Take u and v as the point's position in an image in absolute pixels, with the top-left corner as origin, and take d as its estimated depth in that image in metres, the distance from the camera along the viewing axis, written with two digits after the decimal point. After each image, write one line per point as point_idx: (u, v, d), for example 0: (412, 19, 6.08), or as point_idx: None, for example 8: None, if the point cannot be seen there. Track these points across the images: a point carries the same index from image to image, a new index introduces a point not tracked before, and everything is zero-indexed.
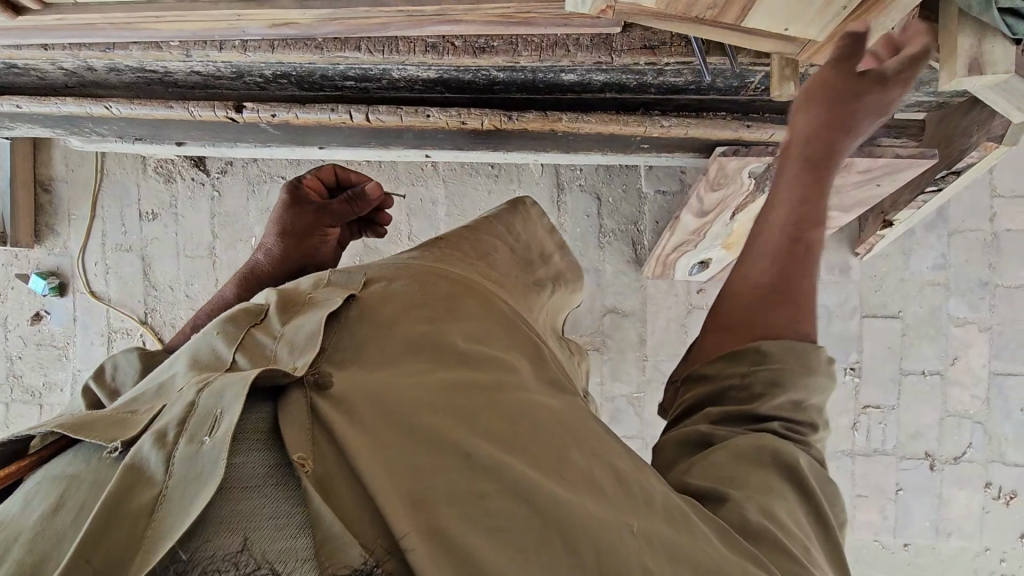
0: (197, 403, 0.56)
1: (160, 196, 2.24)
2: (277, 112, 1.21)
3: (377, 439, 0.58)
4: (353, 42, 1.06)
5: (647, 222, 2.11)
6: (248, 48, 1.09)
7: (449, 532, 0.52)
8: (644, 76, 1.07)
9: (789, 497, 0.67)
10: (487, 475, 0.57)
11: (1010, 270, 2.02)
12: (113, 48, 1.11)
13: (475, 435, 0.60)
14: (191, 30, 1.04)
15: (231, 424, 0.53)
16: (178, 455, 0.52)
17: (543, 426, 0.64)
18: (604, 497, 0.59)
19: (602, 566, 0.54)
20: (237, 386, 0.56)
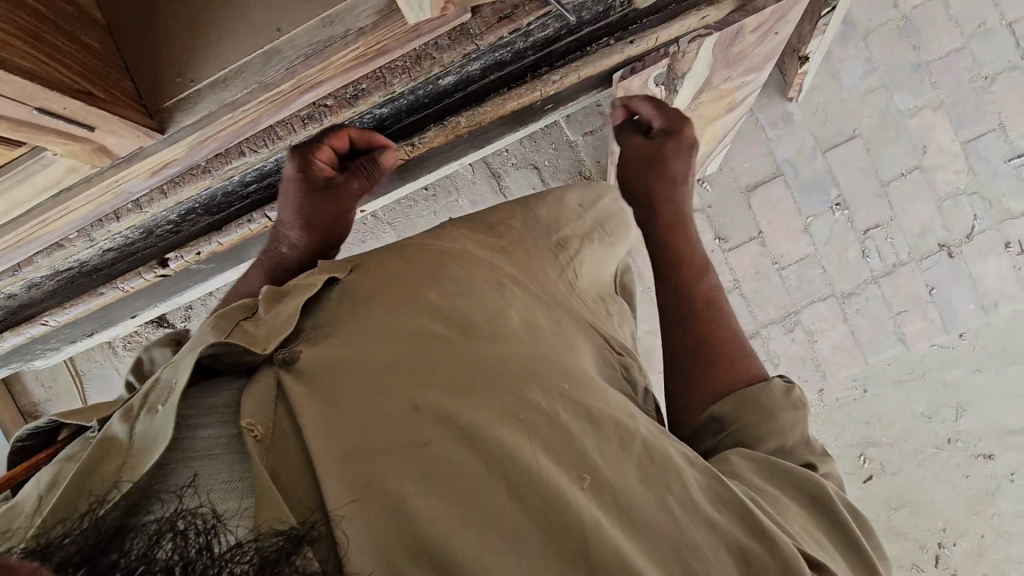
0: (158, 380, 0.68)
1: None
2: (201, 247, 1.20)
3: (356, 395, 0.66)
4: (234, 149, 1.05)
5: (590, 166, 2.09)
6: (142, 204, 1.08)
7: (381, 478, 0.60)
8: (514, 43, 1.07)
9: (790, 488, 0.73)
10: (447, 431, 0.64)
11: (934, 42, 2.01)
12: (20, 268, 1.10)
13: (443, 395, 0.68)
14: (84, 216, 1.03)
15: (178, 393, 0.63)
16: (137, 426, 0.63)
17: (499, 367, 0.72)
18: (544, 429, 0.67)
19: (520, 485, 0.62)
20: (183, 365, 0.67)
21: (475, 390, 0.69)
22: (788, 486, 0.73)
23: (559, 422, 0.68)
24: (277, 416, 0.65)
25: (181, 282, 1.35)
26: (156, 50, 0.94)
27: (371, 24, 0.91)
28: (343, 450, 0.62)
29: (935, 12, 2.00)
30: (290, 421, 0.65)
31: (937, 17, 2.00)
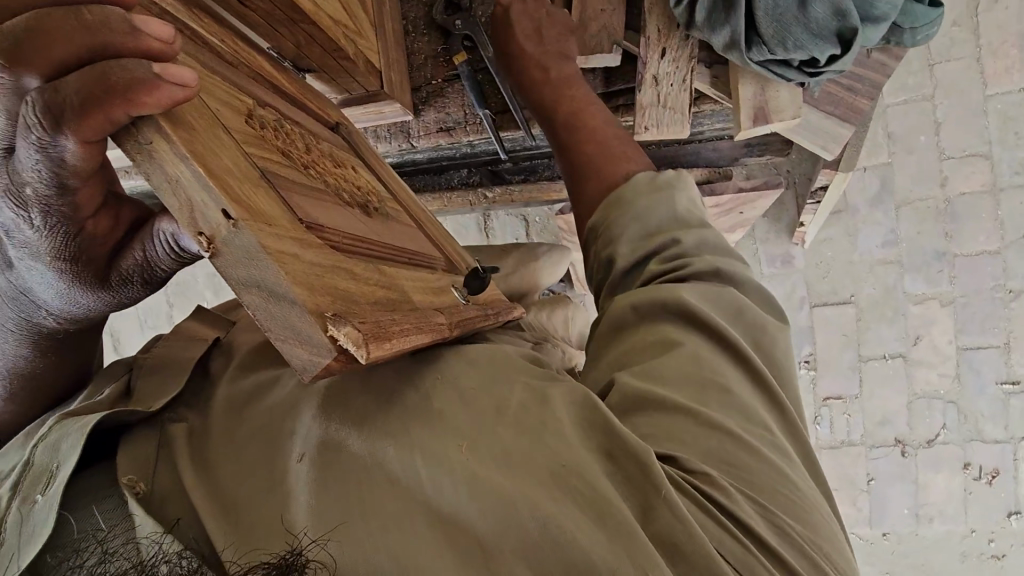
0: (30, 458, 0.54)
1: None
2: None
3: (234, 443, 0.55)
4: None
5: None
6: None
7: (306, 515, 0.49)
8: (459, 149, 1.08)
9: (679, 357, 0.58)
10: (340, 440, 0.53)
11: (969, 236, 1.87)
12: None
13: (314, 403, 0.56)
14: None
15: (61, 481, 0.51)
16: (11, 519, 0.50)
17: (377, 377, 0.57)
18: (470, 441, 0.53)
19: (483, 498, 0.49)
20: (75, 436, 0.53)
21: (354, 399, 0.56)
22: (681, 352, 0.58)
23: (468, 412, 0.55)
24: (159, 473, 0.54)
25: None
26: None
27: None
28: (243, 499, 0.51)
29: (981, 205, 1.86)
30: (175, 475, 0.53)
31: (982, 212, 1.86)
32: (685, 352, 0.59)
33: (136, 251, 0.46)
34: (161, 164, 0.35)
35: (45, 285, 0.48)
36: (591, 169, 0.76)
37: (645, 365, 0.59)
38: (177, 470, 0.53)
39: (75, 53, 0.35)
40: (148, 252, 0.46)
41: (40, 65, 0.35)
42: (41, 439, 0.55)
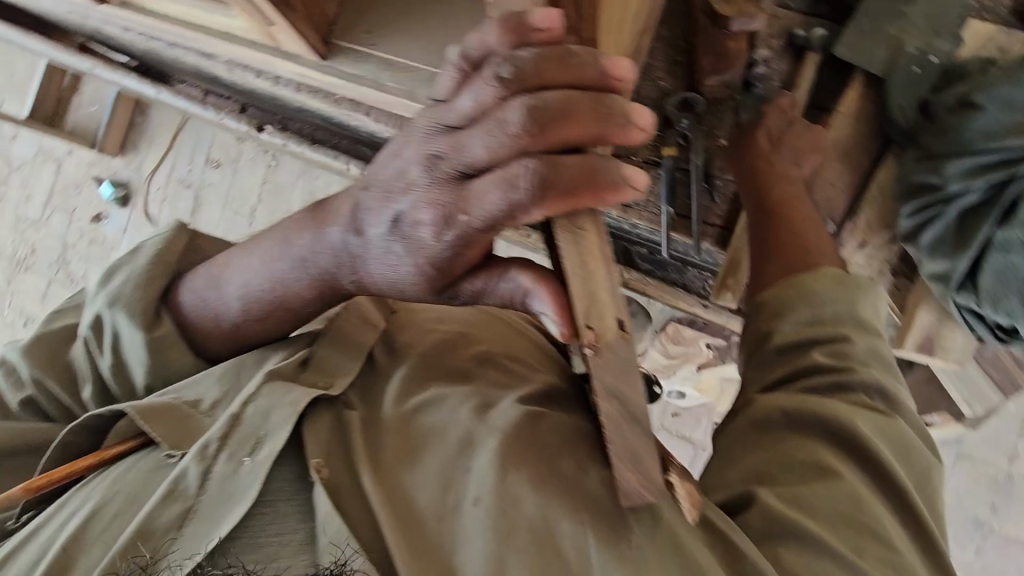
0: (240, 418, 0.77)
1: (229, 149, 2.52)
2: None
3: (406, 456, 0.75)
4: (365, 109, 1.15)
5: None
6: (280, 82, 1.20)
7: (460, 537, 0.69)
8: (622, 224, 1.09)
9: (832, 486, 0.68)
10: (515, 495, 0.69)
11: (1015, 521, 1.81)
12: (175, 48, 1.28)
13: (473, 432, 0.75)
14: (229, 54, 1.18)
15: (266, 454, 0.74)
16: (217, 472, 0.74)
17: (543, 438, 0.74)
18: (596, 518, 0.68)
19: (606, 555, 0.66)
20: (281, 411, 0.77)
21: (507, 439, 0.73)
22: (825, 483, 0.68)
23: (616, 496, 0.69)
24: (334, 461, 0.75)
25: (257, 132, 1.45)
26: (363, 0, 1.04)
27: None
28: (436, 516, 0.70)
29: None
30: (348, 470, 0.74)
31: None
32: (840, 484, 0.68)
33: (483, 282, 0.61)
34: (587, 243, 0.56)
35: (399, 260, 0.62)
36: (789, 254, 0.85)
37: (791, 489, 0.69)
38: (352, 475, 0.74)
39: (585, 137, 0.54)
40: (493, 287, 0.60)
41: (556, 138, 0.53)
42: (247, 401, 0.78)
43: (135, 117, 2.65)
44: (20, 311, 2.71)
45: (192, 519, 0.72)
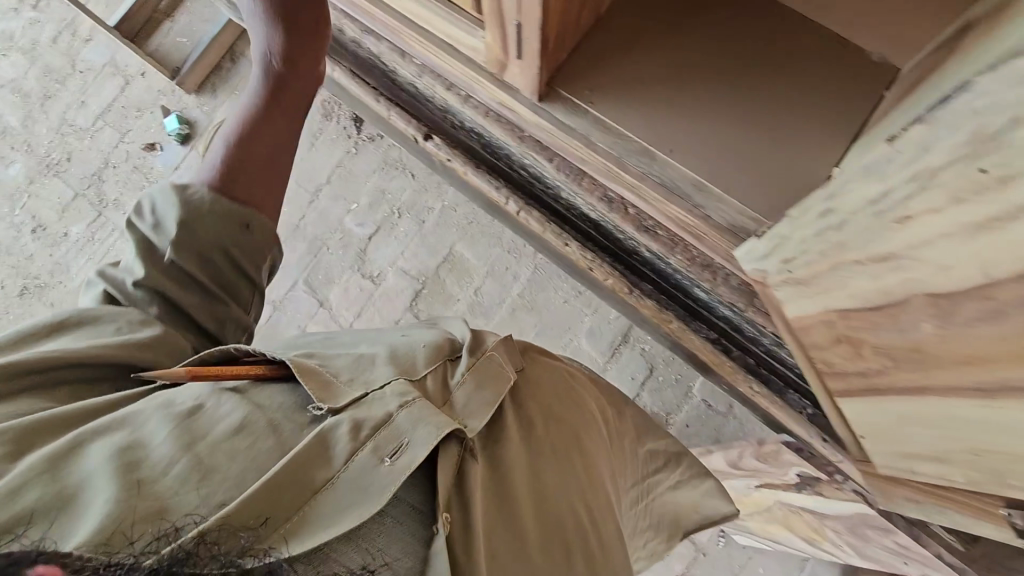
0: (392, 418, 0.76)
1: (310, 123, 2.47)
2: (452, 159, 1.26)
3: (504, 523, 0.82)
4: (548, 153, 1.16)
5: (678, 419, 2.11)
6: (468, 101, 1.19)
7: None
8: (766, 339, 1.10)
9: None
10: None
11: None
12: (367, 35, 1.26)
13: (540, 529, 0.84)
14: (429, 58, 1.16)
15: (409, 461, 0.72)
16: (359, 457, 0.72)
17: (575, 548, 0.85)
18: None
19: None
20: (429, 429, 0.76)
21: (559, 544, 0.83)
22: None
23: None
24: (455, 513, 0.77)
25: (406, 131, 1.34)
26: (594, 60, 1.06)
27: (717, 222, 0.99)
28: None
29: None
30: (458, 522, 0.77)
31: None
32: None
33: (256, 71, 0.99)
34: None
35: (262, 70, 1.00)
36: None
37: None
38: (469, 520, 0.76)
39: None
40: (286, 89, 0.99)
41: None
42: (404, 404, 0.78)
43: (222, 61, 2.58)
44: (32, 215, 2.54)
45: (330, 503, 0.68)
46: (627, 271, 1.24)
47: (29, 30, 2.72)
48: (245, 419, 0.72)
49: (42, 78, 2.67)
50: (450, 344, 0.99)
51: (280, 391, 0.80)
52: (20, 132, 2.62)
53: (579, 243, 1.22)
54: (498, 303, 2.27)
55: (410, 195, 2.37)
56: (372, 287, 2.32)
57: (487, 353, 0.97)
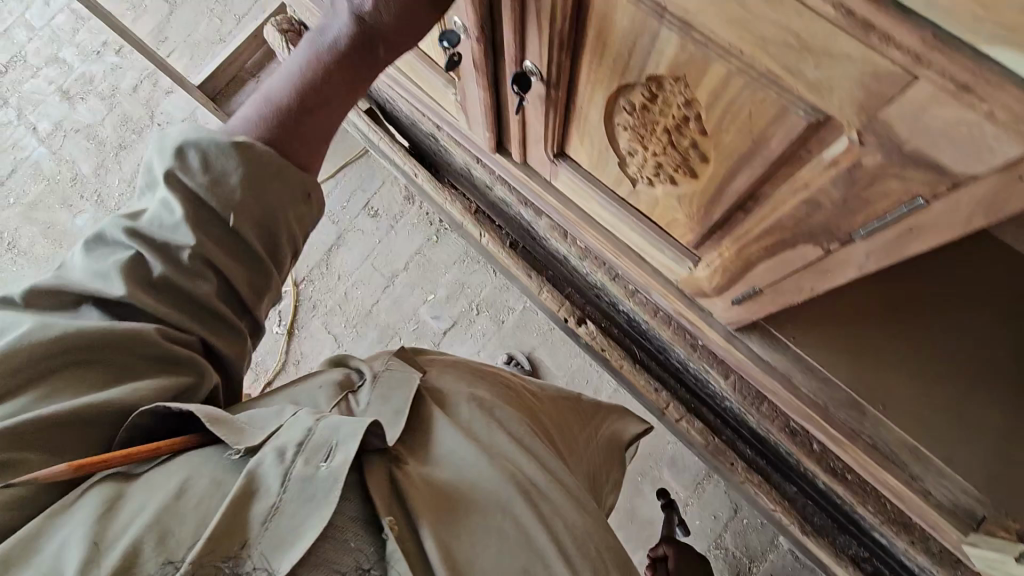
0: (309, 431, 0.56)
1: (392, 204, 2.39)
2: (608, 351, 1.21)
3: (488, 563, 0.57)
4: (724, 369, 1.06)
5: (762, 566, 2.00)
6: (636, 297, 1.10)
7: None
8: None
9: None
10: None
11: None
12: (526, 206, 1.16)
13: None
14: (601, 249, 1.07)
15: (344, 462, 0.54)
16: (290, 477, 0.53)
17: None
18: None
19: None
20: (351, 427, 0.57)
21: None
22: None
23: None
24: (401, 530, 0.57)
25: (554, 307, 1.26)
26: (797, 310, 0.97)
27: (938, 499, 0.89)
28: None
29: None
30: (411, 534, 0.57)
31: None
32: None
33: None
34: None
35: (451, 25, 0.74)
36: None
37: None
38: (428, 540, 0.56)
39: None
40: None
41: None
42: (321, 416, 0.58)
43: None
44: None
45: (272, 534, 0.51)
46: (787, 488, 1.15)
47: (111, 76, 2.66)
48: (186, 479, 0.53)
49: (119, 127, 2.60)
50: (354, 376, 0.77)
51: (208, 449, 0.57)
52: (92, 182, 2.55)
53: (744, 460, 1.14)
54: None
55: (491, 291, 2.28)
56: None
57: (384, 371, 0.75)
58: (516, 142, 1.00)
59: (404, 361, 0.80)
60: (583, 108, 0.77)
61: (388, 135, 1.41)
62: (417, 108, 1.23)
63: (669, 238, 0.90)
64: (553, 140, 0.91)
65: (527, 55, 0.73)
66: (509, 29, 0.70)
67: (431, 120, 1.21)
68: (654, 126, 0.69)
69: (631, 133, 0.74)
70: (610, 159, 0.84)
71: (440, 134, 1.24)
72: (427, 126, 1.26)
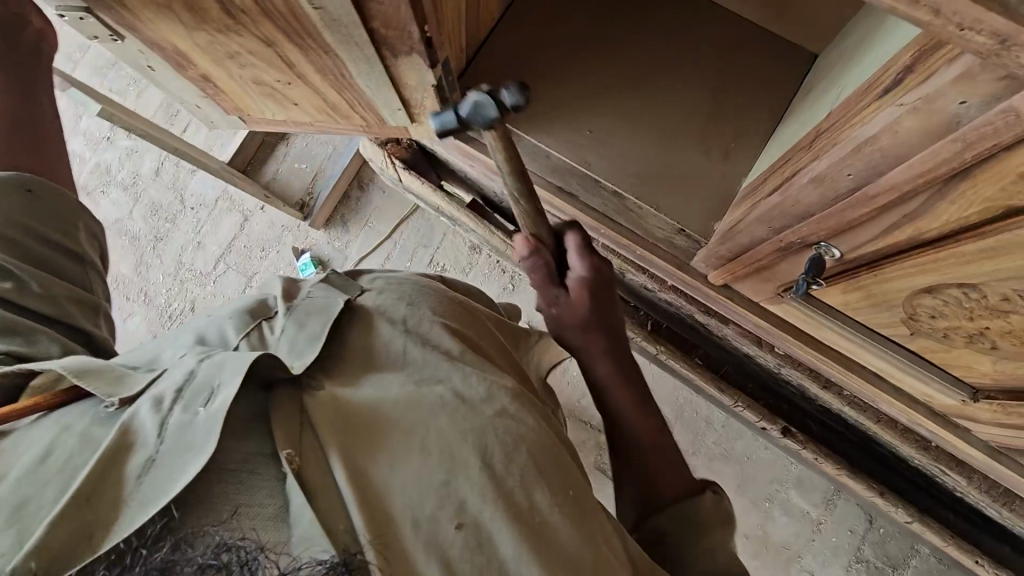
0: (195, 371, 0.52)
1: (457, 257, 2.25)
2: (817, 458, 1.09)
3: (404, 460, 0.51)
4: (965, 467, 0.96)
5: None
6: (850, 400, 1.01)
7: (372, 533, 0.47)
8: None
9: None
10: (491, 528, 0.49)
11: None
12: (709, 315, 1.05)
13: (409, 452, 0.51)
14: (811, 360, 0.96)
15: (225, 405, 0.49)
16: (170, 424, 0.49)
17: (512, 446, 0.52)
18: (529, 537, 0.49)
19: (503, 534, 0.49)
20: (238, 361, 0.52)
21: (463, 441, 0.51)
22: None
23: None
24: (300, 443, 0.51)
25: (743, 412, 1.15)
26: None
27: None
28: (395, 529, 0.48)
29: None
30: (311, 451, 0.51)
31: None
32: None
33: None
34: None
35: None
36: None
37: None
38: (333, 463, 0.50)
39: None
40: None
41: None
42: (207, 355, 0.54)
43: (349, 188, 2.35)
44: None
45: (142, 487, 0.46)
46: None
47: (128, 161, 2.50)
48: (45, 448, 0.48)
49: (149, 218, 2.44)
50: (271, 303, 0.66)
51: (80, 405, 0.52)
52: (134, 282, 2.40)
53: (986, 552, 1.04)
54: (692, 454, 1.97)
55: None
56: None
57: (305, 297, 0.65)
58: (721, 269, 0.86)
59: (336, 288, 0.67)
60: (881, 278, 0.64)
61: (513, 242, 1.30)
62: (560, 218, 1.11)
63: (933, 369, 0.78)
64: (784, 280, 0.76)
65: (829, 239, 0.59)
66: (818, 220, 0.57)
67: (581, 234, 1.11)
68: (1015, 313, 0.56)
69: (955, 304, 0.61)
70: (885, 310, 0.71)
71: (589, 243, 1.13)
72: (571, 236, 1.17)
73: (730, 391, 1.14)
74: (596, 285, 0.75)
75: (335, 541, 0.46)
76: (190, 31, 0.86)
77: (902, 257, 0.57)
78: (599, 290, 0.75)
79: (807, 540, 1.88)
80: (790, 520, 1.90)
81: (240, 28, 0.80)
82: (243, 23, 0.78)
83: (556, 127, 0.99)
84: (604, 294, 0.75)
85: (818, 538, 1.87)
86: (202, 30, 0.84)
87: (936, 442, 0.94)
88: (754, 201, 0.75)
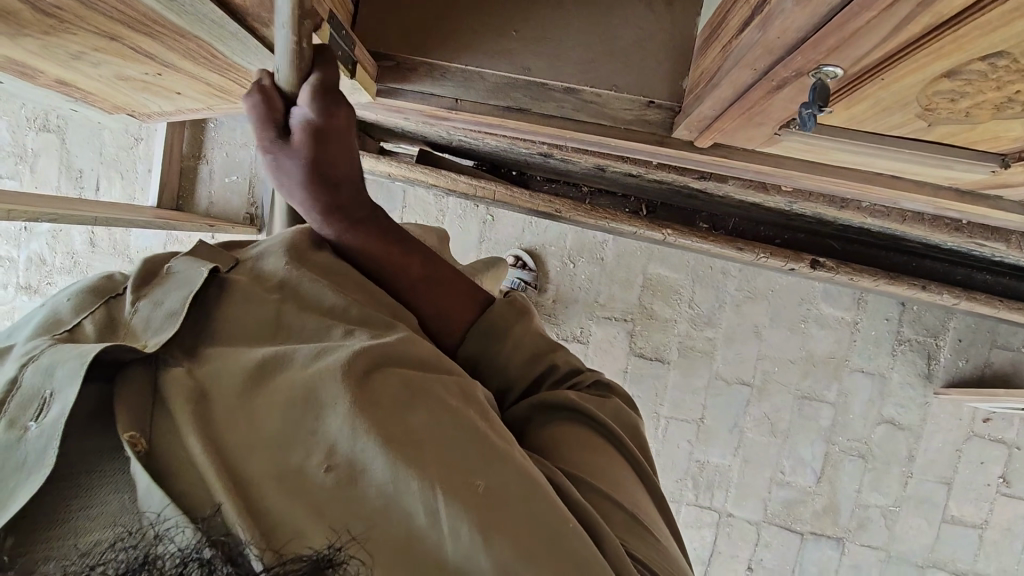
0: (16, 382, 0.47)
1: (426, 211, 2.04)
2: (854, 276, 1.08)
3: (272, 420, 0.48)
4: (1002, 234, 0.93)
5: (948, 339, 1.82)
6: (871, 212, 0.97)
7: (243, 501, 0.44)
8: None
9: None
10: (365, 459, 0.46)
11: None
12: (709, 179, 0.98)
13: (279, 411, 0.48)
14: (822, 187, 0.90)
15: (59, 415, 0.44)
16: None
17: (389, 391, 0.51)
18: (419, 453, 0.47)
19: (392, 457, 0.46)
20: (71, 364, 0.46)
21: (328, 390, 0.49)
22: None
23: (642, 514, 0.55)
24: (160, 427, 0.47)
25: (767, 262, 1.11)
26: None
27: None
28: (264, 486, 0.45)
29: None
30: (172, 433, 0.47)
31: None
32: None
33: None
34: None
35: None
36: None
37: None
38: (189, 438, 0.46)
39: None
40: None
41: None
42: (29, 359, 0.48)
43: None
44: None
45: None
46: None
47: (58, 243, 2.33)
48: None
49: None
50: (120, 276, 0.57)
51: None
52: None
53: None
54: (718, 308, 1.91)
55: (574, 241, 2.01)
56: (583, 347, 1.97)
57: (166, 267, 0.57)
58: (707, 131, 0.78)
59: (204, 259, 0.59)
60: (891, 83, 0.56)
61: (479, 180, 1.21)
62: (517, 139, 1.00)
63: (956, 151, 0.70)
64: (783, 121, 0.67)
65: (828, 60, 0.51)
66: (813, 44, 0.49)
67: (542, 143, 1.00)
68: None
69: (977, 78, 0.54)
70: (896, 112, 0.64)
71: (556, 151, 1.02)
72: (535, 150, 1.07)
73: (750, 246, 1.11)
74: (325, 132, 0.61)
75: (200, 522, 0.42)
76: (14, 46, 0.72)
77: (915, 51, 0.49)
78: (329, 140, 0.61)
79: (849, 343, 1.87)
80: (827, 332, 1.87)
81: (70, 26, 0.66)
82: (69, 19, 0.64)
83: (471, 37, 0.87)
84: (339, 146, 0.62)
85: (858, 339, 1.86)
86: (30, 37, 0.70)
87: (969, 219, 0.90)
88: (724, 46, 0.67)
